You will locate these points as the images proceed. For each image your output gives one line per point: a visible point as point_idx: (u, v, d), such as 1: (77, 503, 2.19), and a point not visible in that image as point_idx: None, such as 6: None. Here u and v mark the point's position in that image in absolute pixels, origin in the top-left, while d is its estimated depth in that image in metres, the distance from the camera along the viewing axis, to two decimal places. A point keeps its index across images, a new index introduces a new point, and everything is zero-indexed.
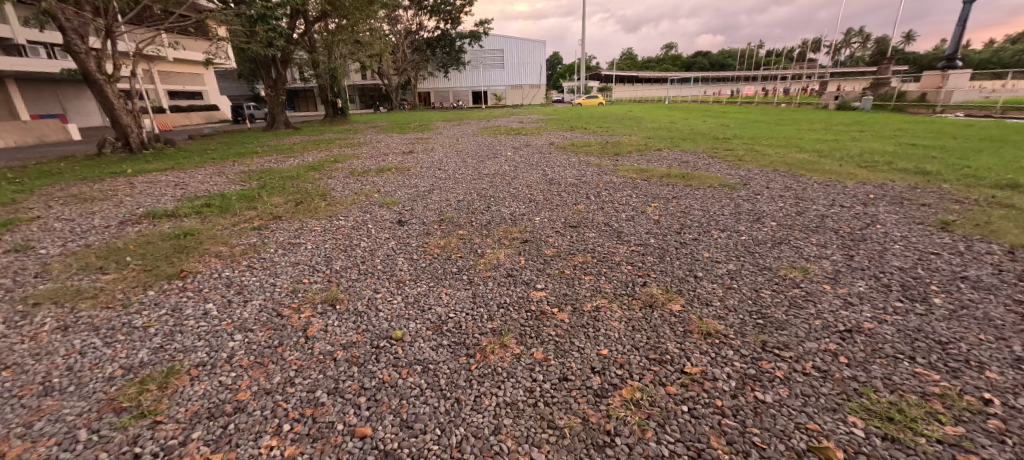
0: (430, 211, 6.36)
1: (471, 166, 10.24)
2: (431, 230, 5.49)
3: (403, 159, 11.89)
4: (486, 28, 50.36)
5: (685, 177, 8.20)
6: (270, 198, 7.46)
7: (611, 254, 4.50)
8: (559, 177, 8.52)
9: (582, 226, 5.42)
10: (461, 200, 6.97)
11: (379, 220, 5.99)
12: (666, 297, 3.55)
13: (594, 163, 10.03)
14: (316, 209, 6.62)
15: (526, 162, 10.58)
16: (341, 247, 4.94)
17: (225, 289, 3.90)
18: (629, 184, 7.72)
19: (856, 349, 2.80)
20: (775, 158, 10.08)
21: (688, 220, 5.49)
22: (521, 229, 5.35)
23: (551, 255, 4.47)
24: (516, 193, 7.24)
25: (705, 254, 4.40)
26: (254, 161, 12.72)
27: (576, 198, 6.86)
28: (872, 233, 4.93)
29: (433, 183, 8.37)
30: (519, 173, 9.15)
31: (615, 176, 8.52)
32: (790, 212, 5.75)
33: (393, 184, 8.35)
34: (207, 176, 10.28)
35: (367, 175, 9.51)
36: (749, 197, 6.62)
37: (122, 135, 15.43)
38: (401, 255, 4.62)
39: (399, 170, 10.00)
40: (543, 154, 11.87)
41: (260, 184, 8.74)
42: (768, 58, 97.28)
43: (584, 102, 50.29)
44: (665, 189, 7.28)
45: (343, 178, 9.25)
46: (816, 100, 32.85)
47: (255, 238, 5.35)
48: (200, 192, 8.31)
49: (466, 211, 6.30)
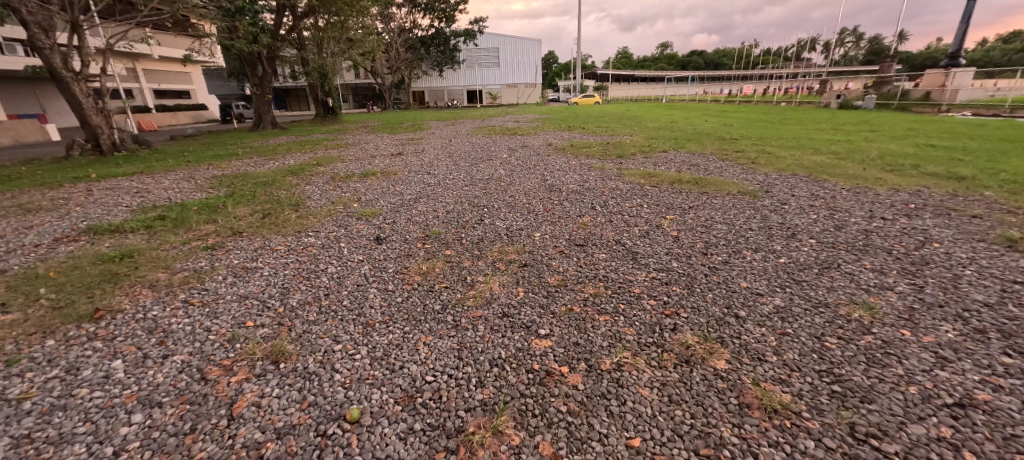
0: (413, 225, 5.55)
1: (463, 170, 9.46)
2: (413, 249, 4.69)
3: (390, 163, 11.04)
4: (480, 27, 49.56)
5: (698, 183, 7.45)
6: (235, 209, 6.60)
7: (628, 283, 3.71)
8: (559, 183, 7.76)
9: (590, 245, 4.63)
10: (450, 210, 6.17)
11: (353, 236, 5.17)
12: (705, 348, 2.77)
13: (596, 167, 9.29)
14: (284, 222, 5.79)
15: (522, 166, 9.81)
16: (304, 273, 4.13)
17: (143, 339, 3.06)
18: (638, 191, 6.96)
19: (982, 437, 2.02)
20: (790, 161, 9.37)
21: (713, 237, 4.73)
22: (519, 249, 4.56)
23: (556, 286, 3.68)
24: (512, 203, 6.45)
25: (742, 284, 3.63)
26: (231, 165, 11.83)
27: (579, 208, 6.08)
28: (932, 254, 4.17)
29: (420, 190, 7.57)
30: (515, 177, 8.37)
31: (621, 182, 7.76)
32: (828, 226, 5.01)
33: (376, 191, 7.55)
34: (174, 182, 9.41)
35: (350, 181, 8.67)
36: (775, 207, 5.89)
37: (92, 136, 14.40)
38: (373, 285, 3.81)
39: (385, 175, 9.16)
40: (540, 157, 11.11)
41: (229, 192, 7.90)
42: (763, 57, 97.26)
43: (580, 101, 49.58)
44: (679, 196, 6.54)
45: (322, 184, 8.41)
46: (816, 99, 32.34)
47: (204, 262, 4.50)
48: (161, 201, 7.44)
49: (455, 225, 5.50)
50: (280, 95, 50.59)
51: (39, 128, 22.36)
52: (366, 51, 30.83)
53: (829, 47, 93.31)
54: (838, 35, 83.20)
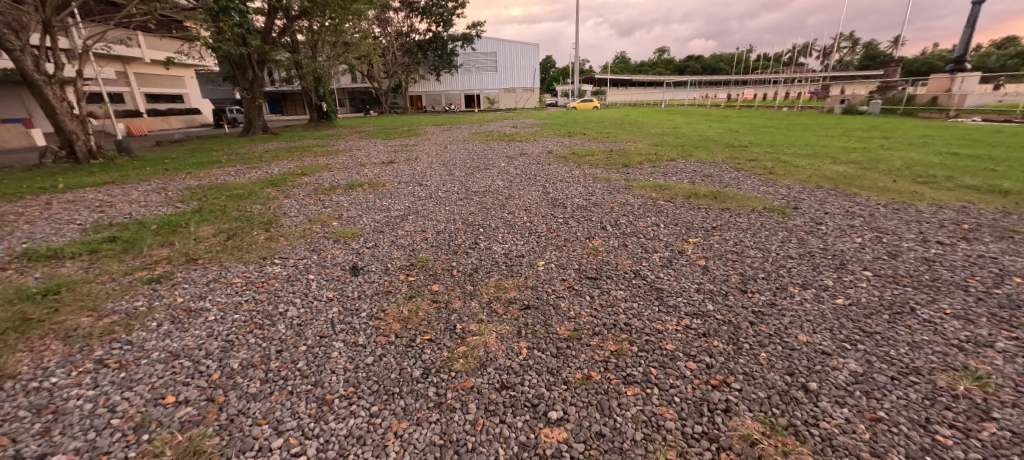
0: (397, 251, 4.81)
1: (458, 180, 8.78)
2: (393, 283, 3.94)
3: (380, 173, 10.28)
4: (478, 31, 49.11)
5: (717, 197, 6.76)
6: (197, 228, 5.83)
7: (657, 335, 2.98)
8: (563, 197, 7.03)
9: (604, 278, 3.89)
10: (441, 231, 5.45)
11: (325, 265, 4.43)
12: (778, 446, 2.02)
13: (601, 177, 8.60)
14: (250, 246, 5.03)
15: (521, 176, 9.09)
16: (257, 317, 3.37)
17: (22, 425, 2.29)
18: (652, 207, 6.24)
19: None
20: (811, 171, 8.68)
21: (750, 269, 4.00)
22: (520, 284, 3.82)
23: (566, 339, 2.95)
24: (511, 221, 5.74)
25: (801, 337, 2.90)
26: (210, 174, 11.08)
27: (587, 228, 5.35)
28: (1020, 293, 3.44)
29: (409, 205, 6.85)
30: (514, 190, 7.65)
31: (631, 195, 7.05)
32: (879, 253, 4.30)
33: (361, 206, 6.81)
34: (144, 194, 8.66)
35: (333, 193, 7.93)
36: (811, 228, 5.17)
37: (66, 143, 13.56)
38: (340, 337, 3.05)
39: (373, 187, 8.43)
40: (540, 165, 10.42)
41: (197, 206, 7.15)
42: (760, 62, 97.43)
43: (579, 106, 49.09)
44: (698, 214, 5.84)
45: (303, 198, 7.67)
46: (819, 104, 31.86)
47: (141, 301, 3.73)
48: (120, 217, 6.67)
49: (446, 250, 4.75)
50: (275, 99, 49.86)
51: (21, 134, 21.51)
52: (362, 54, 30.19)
53: (826, 52, 93.52)
54: (834, 40, 83.36)
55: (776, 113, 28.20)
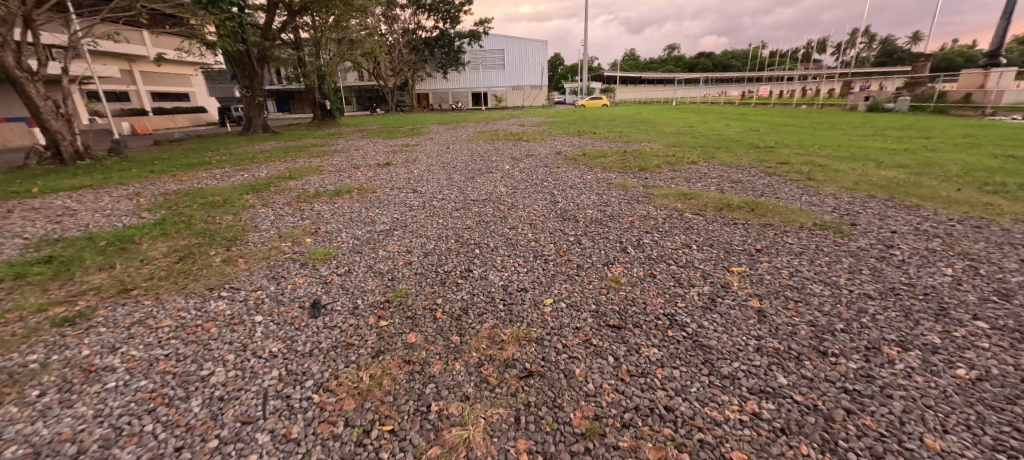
0: (372, 279, 3.94)
1: (457, 186, 7.95)
2: (358, 331, 3.07)
3: (373, 176, 9.46)
4: (486, 28, 48.26)
5: (753, 208, 5.81)
6: (151, 246, 5.05)
7: (717, 432, 2.06)
8: (574, 208, 6.12)
9: (631, 328, 2.98)
10: (429, 252, 4.58)
11: (280, 300, 3.58)
12: None
13: (616, 183, 7.71)
14: (199, 272, 4.21)
15: (526, 180, 8.20)
16: (169, 386, 2.53)
17: None
18: (678, 222, 5.33)
19: None
20: (857, 177, 7.65)
21: (821, 317, 3.05)
22: (519, 335, 2.93)
23: (584, 438, 2.05)
24: (513, 240, 4.85)
25: (929, 441, 1.98)
26: (194, 177, 10.38)
27: (604, 250, 4.45)
28: None
29: (398, 216, 6.02)
30: (518, 198, 6.78)
31: (652, 206, 6.11)
32: (985, 294, 3.33)
33: (343, 218, 6.00)
34: (115, 200, 7.95)
35: (315, 201, 7.11)
36: (881, 253, 4.21)
37: (52, 143, 12.95)
38: (267, 425, 2.19)
39: (362, 193, 7.64)
40: (548, 168, 9.56)
41: (162, 216, 6.40)
42: (773, 59, 95.12)
43: (588, 103, 47.98)
44: (736, 232, 4.89)
45: (282, 206, 6.88)
46: (841, 101, 30.41)
47: (36, 355, 2.91)
48: (73, 230, 5.94)
49: (432, 280, 3.87)
50: (280, 97, 49.44)
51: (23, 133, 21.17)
52: (366, 51, 29.49)
53: (841, 48, 91.01)
54: (850, 35, 80.92)
55: (796, 111, 26.92)
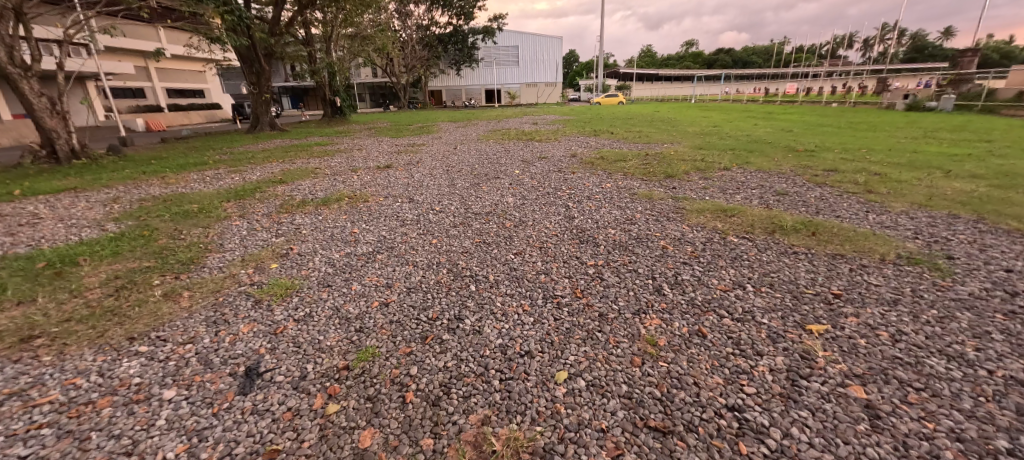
0: (334, 329, 3.07)
1: (459, 195, 7.07)
2: (293, 425, 2.18)
3: (370, 181, 8.66)
4: (500, 24, 47.29)
5: (812, 230, 4.79)
6: (92, 270, 4.29)
7: None
8: (592, 226, 5.18)
9: (684, 435, 2.03)
10: (413, 287, 3.69)
11: (208, 363, 2.73)
12: None
13: (640, 193, 6.73)
14: (127, 312, 3.38)
15: (537, 189, 7.29)
16: None
17: None
18: (723, 249, 4.33)
19: None
20: (926, 190, 6.53)
21: (967, 425, 2.06)
22: (519, 444, 2.00)
23: None
24: (519, 271, 3.95)
25: None
26: (184, 179, 9.75)
27: (633, 290, 3.50)
28: None
29: (386, 234, 5.16)
30: (527, 212, 5.87)
31: (687, 225, 5.11)
32: None
33: (323, 235, 5.16)
34: (88, 207, 7.28)
35: (299, 212, 6.31)
36: (1006, 305, 3.17)
37: (47, 141, 12.48)
38: None
39: (352, 201, 6.83)
40: (562, 174, 8.62)
41: (125, 229, 5.68)
42: (797, 55, 91.66)
43: (603, 101, 46.65)
44: (799, 266, 3.89)
45: (261, 217, 6.10)
46: (876, 100, 28.54)
47: None
48: (20, 245, 5.23)
49: (410, 334, 2.98)
50: (293, 94, 49.32)
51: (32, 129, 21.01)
52: (377, 47, 28.80)
53: (868, 44, 87.24)
54: (879, 29, 77.30)
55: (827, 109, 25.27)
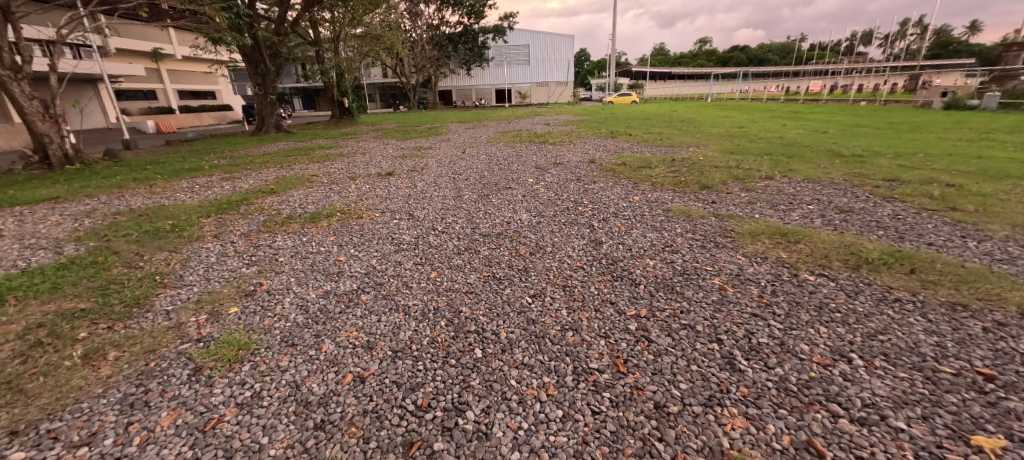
0: (284, 425, 2.20)
1: (466, 210, 6.21)
2: None
3: (368, 191, 7.85)
4: (511, 23, 46.37)
5: (906, 265, 3.80)
6: (15, 314, 3.51)
7: None
8: (625, 255, 4.25)
9: None
10: (401, 351, 2.81)
11: None
12: None
13: (676, 210, 5.78)
14: (21, 386, 2.55)
15: (554, 202, 6.38)
16: None
17: None
18: (800, 295, 3.37)
19: None
20: (1022, 206, 5.46)
21: None
22: None
23: None
24: (540, 324, 3.07)
25: None
26: (172, 188, 9.07)
27: (697, 363, 2.57)
28: None
29: (375, 264, 4.31)
30: (545, 234, 4.98)
31: (743, 255, 4.17)
32: None
33: (301, 265, 4.33)
34: (55, 222, 6.58)
35: (282, 231, 5.51)
36: None
37: (40, 146, 11.99)
38: None
39: (344, 217, 6.01)
40: (580, 183, 7.70)
41: (80, 254, 4.93)
42: (815, 51, 89.08)
43: (616, 101, 45.50)
44: (912, 325, 2.92)
45: (237, 238, 5.31)
46: (911, 97, 26.87)
47: None
48: None
49: (388, 438, 2.09)
50: (303, 94, 49.08)
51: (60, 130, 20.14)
52: (385, 46, 28.11)
53: (891, 39, 84.21)
54: (905, 24, 74.33)
55: (859, 108, 23.80)
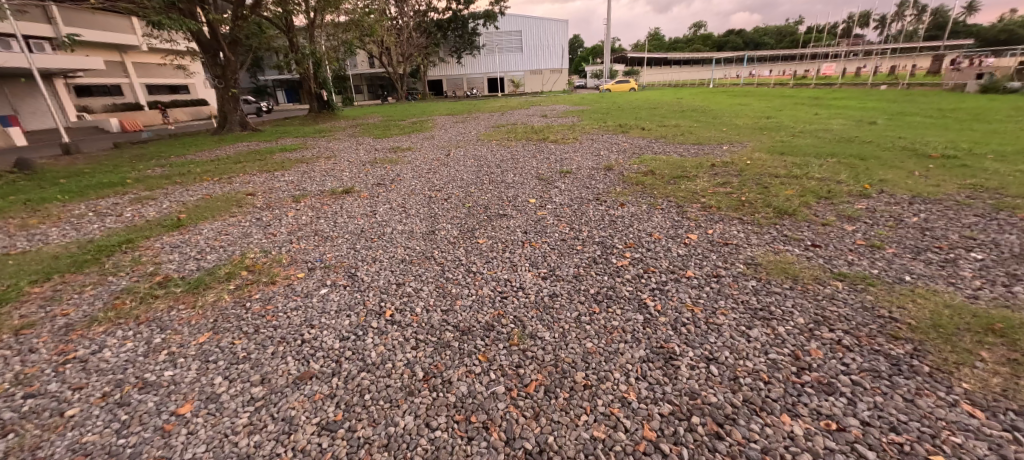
0: None
1: (438, 263, 4.08)
2: None
3: (308, 220, 5.69)
4: (502, 7, 43.75)
5: None
6: None
7: None
8: (740, 411, 2.10)
9: None
10: None
11: None
12: None
13: (770, 263, 3.66)
14: None
15: (572, 246, 4.27)
16: None
17: None
18: None
19: None
20: None
21: None
22: None
23: None
24: None
25: None
26: (57, 216, 6.85)
27: None
28: None
29: (238, 430, 2.15)
30: (568, 329, 2.86)
31: (981, 407, 2.04)
32: None
33: (94, 438, 2.16)
34: None
35: (131, 320, 3.34)
36: None
37: None
38: None
39: (251, 280, 3.89)
40: (600, 206, 5.59)
41: None
42: (814, 33, 86.61)
43: (614, 88, 43.24)
44: None
45: (46, 340, 3.15)
46: (938, 80, 24.69)
47: None
48: None
49: None
50: (284, 87, 46.24)
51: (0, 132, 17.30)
52: (366, 32, 25.53)
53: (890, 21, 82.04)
54: (908, 5, 71.95)
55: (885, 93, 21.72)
